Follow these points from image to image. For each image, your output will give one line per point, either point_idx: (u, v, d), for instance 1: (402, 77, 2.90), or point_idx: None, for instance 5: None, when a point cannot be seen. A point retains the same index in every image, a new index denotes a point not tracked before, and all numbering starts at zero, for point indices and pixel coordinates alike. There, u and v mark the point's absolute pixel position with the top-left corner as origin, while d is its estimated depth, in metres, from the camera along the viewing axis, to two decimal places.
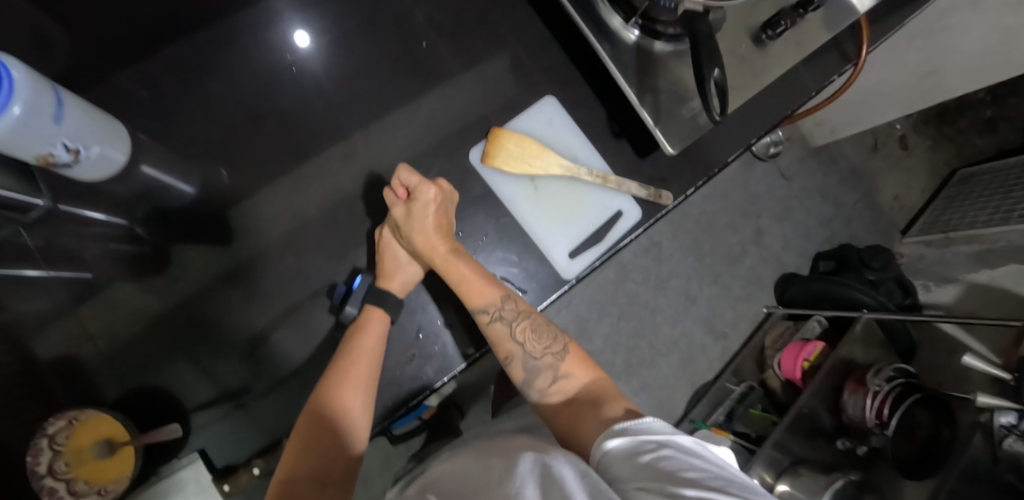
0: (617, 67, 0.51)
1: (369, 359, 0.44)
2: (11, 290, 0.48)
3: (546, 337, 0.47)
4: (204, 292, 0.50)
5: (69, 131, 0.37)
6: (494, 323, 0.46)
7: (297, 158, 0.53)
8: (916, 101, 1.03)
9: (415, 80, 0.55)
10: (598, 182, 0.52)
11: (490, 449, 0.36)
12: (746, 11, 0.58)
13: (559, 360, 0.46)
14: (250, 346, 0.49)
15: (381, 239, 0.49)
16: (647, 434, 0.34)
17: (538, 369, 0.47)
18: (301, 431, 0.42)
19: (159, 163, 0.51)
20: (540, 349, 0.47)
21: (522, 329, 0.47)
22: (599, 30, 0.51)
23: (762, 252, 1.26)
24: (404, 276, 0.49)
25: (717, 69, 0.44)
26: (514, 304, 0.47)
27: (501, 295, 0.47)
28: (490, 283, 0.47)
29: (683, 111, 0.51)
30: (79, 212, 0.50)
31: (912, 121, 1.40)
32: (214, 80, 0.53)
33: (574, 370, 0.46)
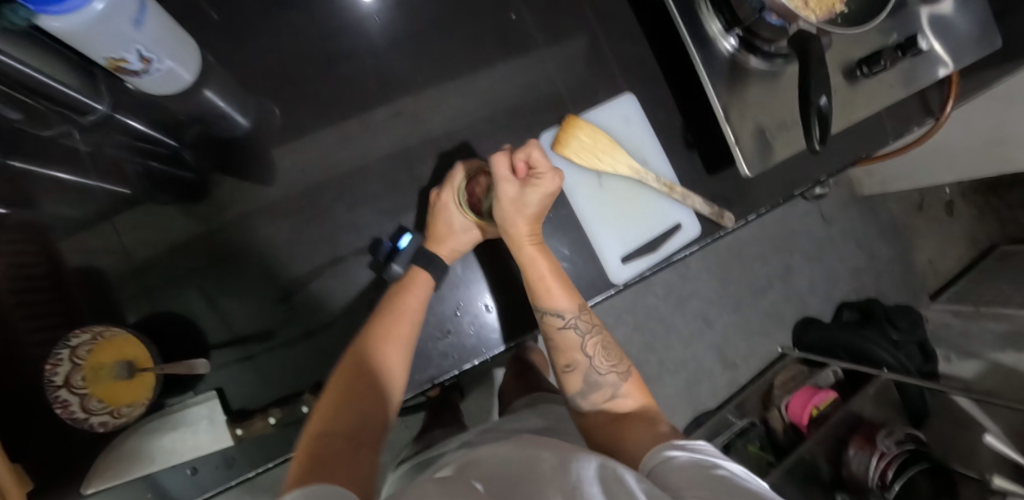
0: (707, 75, 0.48)
1: (411, 320, 0.44)
2: (53, 190, 0.46)
3: (610, 354, 0.49)
4: (244, 229, 0.48)
5: (146, 39, 0.35)
6: (565, 330, 0.47)
7: (360, 109, 0.51)
8: (974, 170, 1.01)
9: (495, 52, 0.53)
10: (663, 191, 0.50)
11: (531, 440, 0.36)
12: (848, 40, 0.54)
13: (620, 380, 0.48)
14: (283, 290, 0.48)
15: (438, 201, 0.47)
16: (699, 453, 0.36)
17: (597, 383, 0.48)
18: (340, 384, 0.41)
19: (222, 88, 0.50)
20: (604, 365, 0.49)
21: (590, 343, 0.48)
22: (693, 32, 0.48)
23: (787, 290, 1.24)
24: (453, 244, 0.47)
25: (824, 97, 0.43)
26: (586, 316, 0.48)
27: (577, 304, 0.47)
28: (569, 290, 0.46)
29: (769, 135, 0.49)
30: (132, 124, 0.48)
31: (963, 187, 1.37)
32: (290, 13, 0.51)
33: (631, 390, 0.48)
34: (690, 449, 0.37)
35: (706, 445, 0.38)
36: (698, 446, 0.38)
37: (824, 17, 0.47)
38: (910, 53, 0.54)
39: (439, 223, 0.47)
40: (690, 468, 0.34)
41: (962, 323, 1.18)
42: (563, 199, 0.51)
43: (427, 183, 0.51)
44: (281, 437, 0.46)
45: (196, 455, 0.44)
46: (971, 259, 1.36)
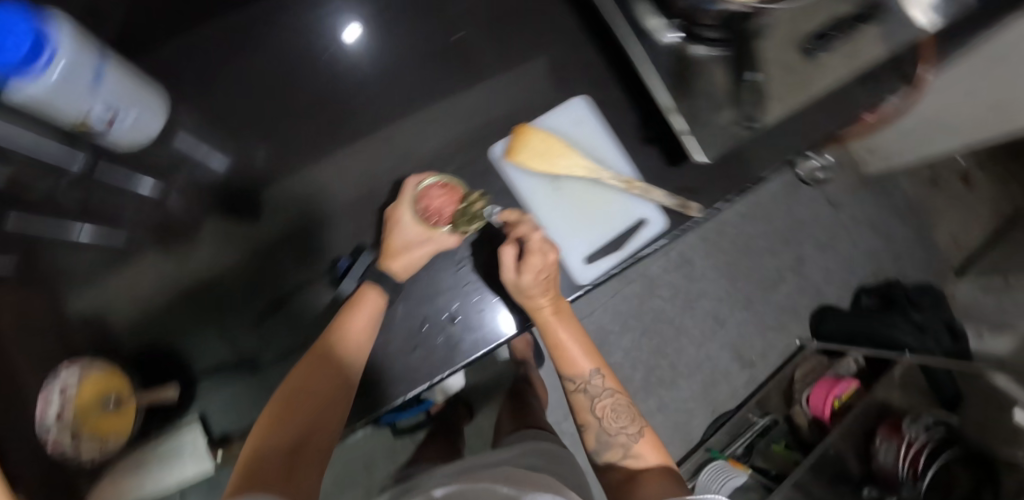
0: (650, 69, 0.49)
1: (356, 337, 0.45)
2: (49, 243, 0.50)
3: (624, 417, 0.56)
4: (222, 263, 0.51)
5: (107, 95, 0.39)
6: (580, 392, 0.57)
7: (323, 140, 0.54)
8: (976, 139, 0.98)
9: (447, 72, 0.55)
10: (623, 187, 0.51)
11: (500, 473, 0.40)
12: (797, 18, 0.54)
13: (632, 440, 0.54)
14: (258, 318, 0.50)
15: (392, 219, 0.49)
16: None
17: (609, 443, 0.55)
18: (281, 399, 0.44)
19: (194, 134, 0.53)
20: (615, 427, 0.55)
21: (603, 407, 0.56)
22: (631, 29, 0.49)
23: (801, 281, 1.19)
24: (408, 259, 0.47)
25: (757, 73, 0.48)
26: (602, 380, 0.57)
27: (592, 368, 0.57)
28: (587, 355, 0.57)
29: (722, 119, 0.48)
30: (116, 174, 0.52)
31: (978, 157, 1.31)
32: (251, 57, 0.55)
33: (645, 448, 0.54)
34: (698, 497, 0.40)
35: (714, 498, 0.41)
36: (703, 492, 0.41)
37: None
38: None
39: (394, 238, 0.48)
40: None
41: (994, 299, 1.11)
42: (523, 206, 0.51)
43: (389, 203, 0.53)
44: None
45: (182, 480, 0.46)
46: (996, 230, 1.29)
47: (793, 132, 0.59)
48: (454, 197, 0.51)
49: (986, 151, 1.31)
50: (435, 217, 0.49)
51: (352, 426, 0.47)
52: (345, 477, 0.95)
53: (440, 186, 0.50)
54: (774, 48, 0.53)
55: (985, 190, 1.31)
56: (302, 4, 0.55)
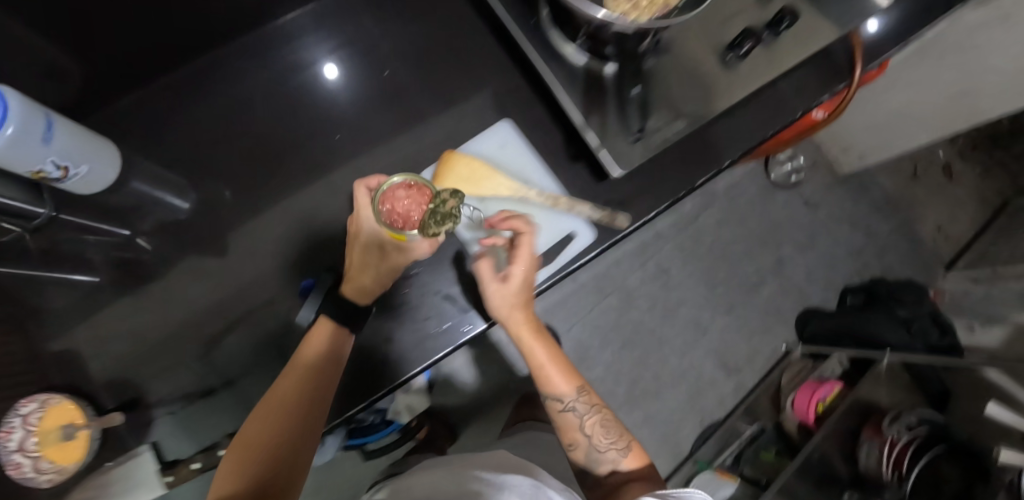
0: (561, 89, 0.52)
1: (321, 366, 0.46)
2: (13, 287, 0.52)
3: (612, 432, 0.54)
4: (176, 297, 0.55)
5: (58, 150, 0.43)
6: (567, 413, 0.54)
7: (269, 177, 0.58)
8: (948, 124, 1.01)
9: (382, 105, 0.59)
10: (549, 204, 0.53)
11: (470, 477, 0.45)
12: (707, 30, 0.56)
13: (620, 455, 0.53)
14: (205, 347, 0.52)
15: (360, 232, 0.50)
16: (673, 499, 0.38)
17: (599, 460, 0.54)
18: (246, 436, 0.44)
19: (151, 179, 0.57)
20: (605, 443, 0.54)
21: (591, 424, 0.54)
22: (547, 51, 0.52)
23: (782, 284, 1.19)
24: (375, 273, 0.49)
25: (638, 87, 0.52)
26: (586, 397, 0.55)
27: (575, 387, 0.55)
28: (567, 376, 0.55)
29: (632, 135, 0.52)
30: (76, 220, 0.55)
31: (957, 147, 1.30)
32: (202, 106, 0.60)
33: (629, 458, 0.54)
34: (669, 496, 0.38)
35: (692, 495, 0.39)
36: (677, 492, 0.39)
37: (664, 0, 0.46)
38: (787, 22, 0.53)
39: (362, 250, 0.49)
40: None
41: (983, 289, 1.09)
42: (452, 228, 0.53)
43: (332, 232, 0.56)
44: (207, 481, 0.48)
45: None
46: (986, 220, 1.27)
47: (730, 130, 0.59)
48: (424, 197, 0.50)
49: (966, 140, 1.30)
50: (401, 221, 0.49)
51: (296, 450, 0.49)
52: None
53: (405, 187, 0.50)
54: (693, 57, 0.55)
55: (970, 180, 1.29)
56: (250, 55, 0.61)
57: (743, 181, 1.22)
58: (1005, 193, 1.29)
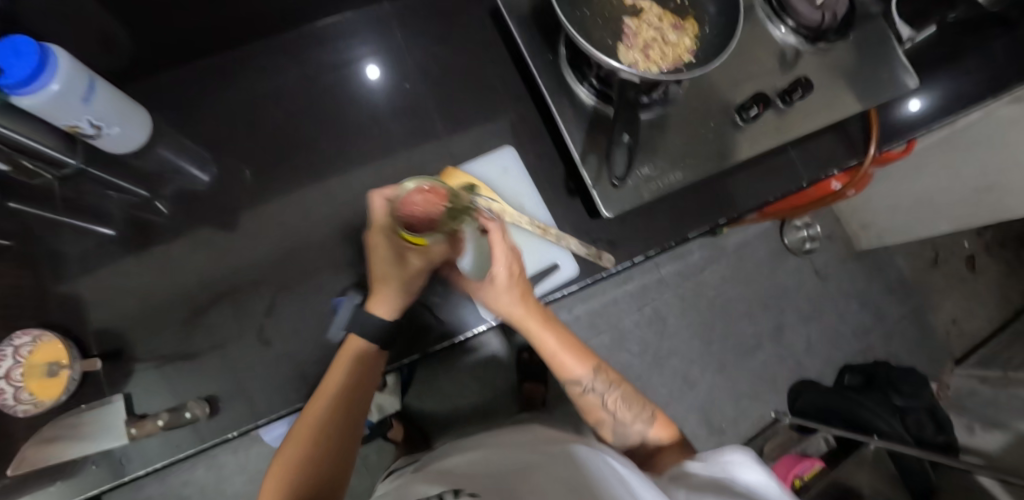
0: (562, 122, 0.52)
1: (341, 377, 0.47)
2: (28, 229, 0.56)
3: (631, 406, 0.53)
4: (173, 263, 0.57)
5: (94, 109, 0.47)
6: (586, 395, 0.53)
7: (281, 164, 0.61)
8: (969, 217, 1.01)
9: (398, 115, 0.62)
10: (538, 233, 0.54)
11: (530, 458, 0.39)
12: (719, 89, 0.58)
13: (643, 426, 0.52)
14: (191, 314, 0.55)
15: (371, 243, 0.49)
16: (715, 465, 0.41)
17: (625, 434, 0.53)
18: (287, 459, 0.44)
19: (175, 149, 0.61)
20: (629, 416, 0.53)
21: (613, 399, 0.53)
22: (556, 84, 0.53)
23: (779, 350, 1.17)
24: (395, 282, 0.48)
25: (628, 134, 0.47)
26: (600, 378, 0.53)
27: (588, 370, 0.53)
28: (578, 359, 0.53)
29: (629, 179, 0.52)
30: (103, 177, 0.60)
31: (983, 242, 1.28)
32: (233, 89, 0.63)
33: (651, 428, 0.52)
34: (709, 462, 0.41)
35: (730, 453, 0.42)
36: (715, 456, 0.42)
37: (670, 63, 0.48)
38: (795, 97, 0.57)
39: (383, 262, 0.48)
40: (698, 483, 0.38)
41: (990, 392, 1.05)
42: None
43: (330, 226, 0.59)
44: (164, 445, 0.50)
45: (84, 456, 0.48)
46: (1000, 319, 1.24)
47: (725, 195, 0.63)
48: (437, 197, 0.48)
49: (993, 236, 1.27)
50: (422, 224, 0.48)
51: (255, 427, 0.51)
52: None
53: (420, 191, 0.48)
54: (700, 117, 0.56)
55: (991, 276, 1.26)
56: (286, 51, 0.64)
57: (755, 241, 1.21)
58: None
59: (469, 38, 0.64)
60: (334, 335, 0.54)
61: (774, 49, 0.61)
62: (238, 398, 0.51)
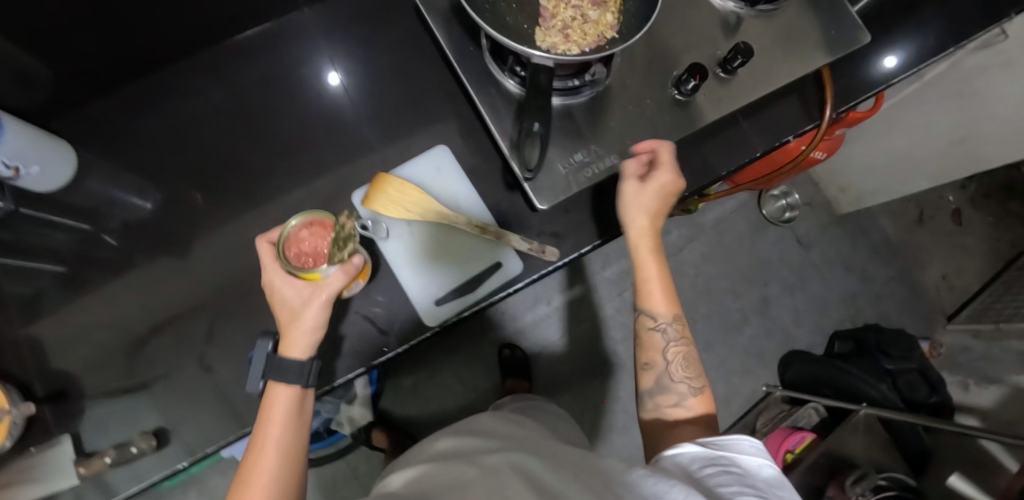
0: (490, 115, 0.50)
1: (278, 424, 0.43)
2: None
3: (690, 371, 0.48)
4: (108, 296, 0.55)
5: (6, 149, 0.46)
6: (653, 331, 0.49)
7: (206, 183, 0.58)
8: (950, 172, 0.99)
9: (326, 119, 0.59)
10: (478, 232, 0.53)
11: (499, 458, 0.35)
12: (653, 66, 0.56)
13: (692, 395, 0.46)
14: (130, 347, 0.53)
15: (269, 290, 0.46)
16: (718, 446, 0.34)
17: (666, 389, 0.47)
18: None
19: (97, 177, 0.58)
20: (680, 375, 0.47)
21: (675, 352, 0.48)
22: (479, 77, 0.51)
23: (766, 323, 1.16)
24: (302, 324, 0.44)
25: (537, 123, 0.43)
26: (677, 330, 0.49)
27: (670, 313, 0.49)
28: (666, 298, 0.50)
29: (560, 166, 0.51)
30: (30, 216, 0.57)
31: (969, 194, 1.25)
32: (152, 115, 0.59)
33: (696, 407, 0.46)
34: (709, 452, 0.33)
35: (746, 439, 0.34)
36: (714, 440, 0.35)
37: (594, 42, 0.46)
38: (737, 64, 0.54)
39: (280, 304, 0.46)
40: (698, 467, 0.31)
41: (982, 348, 1.04)
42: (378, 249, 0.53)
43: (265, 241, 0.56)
44: (117, 482, 0.49)
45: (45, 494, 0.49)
46: (994, 270, 1.21)
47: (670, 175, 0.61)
48: (326, 230, 0.49)
49: (979, 187, 1.25)
50: (312, 261, 0.47)
51: (205, 455, 0.50)
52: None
53: (307, 227, 0.48)
54: (636, 96, 0.54)
55: (980, 227, 1.24)
56: (205, 67, 0.61)
57: (733, 216, 1.20)
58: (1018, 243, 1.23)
59: (399, 35, 0.61)
60: (252, 388, 0.46)
61: (710, 21, 0.59)
62: (190, 426, 0.51)
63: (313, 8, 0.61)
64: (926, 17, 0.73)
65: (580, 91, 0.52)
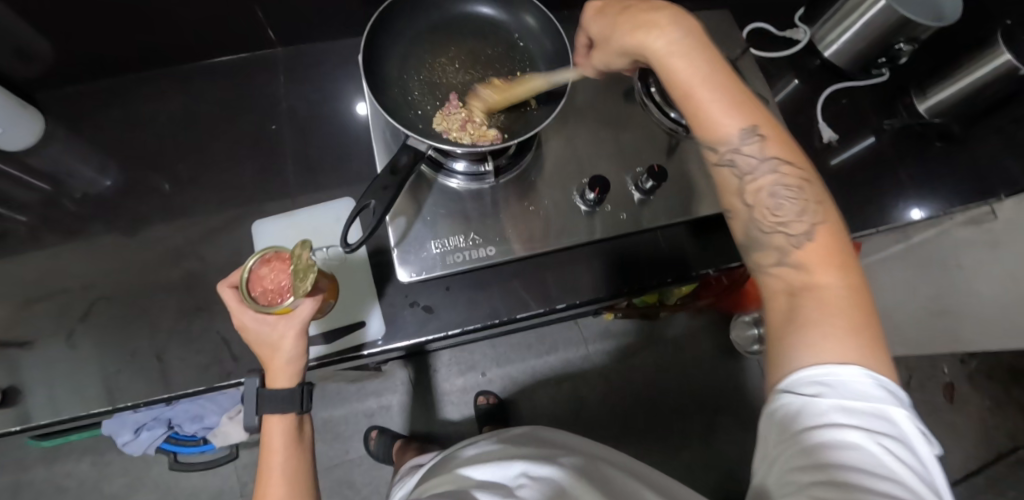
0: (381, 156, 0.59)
1: (273, 455, 0.45)
2: None
3: (789, 207, 0.36)
4: (18, 255, 0.59)
5: None
6: (721, 167, 0.38)
7: (144, 174, 0.63)
8: (937, 339, 0.94)
9: (260, 146, 0.63)
10: None
11: (550, 474, 0.43)
12: (563, 175, 0.58)
13: (795, 245, 0.34)
14: (16, 306, 0.56)
15: (238, 325, 0.45)
16: (825, 389, 0.28)
17: (763, 245, 0.36)
18: None
19: (57, 147, 0.64)
20: (773, 218, 0.36)
21: (756, 187, 0.37)
22: (390, 136, 0.59)
23: (707, 451, 1.10)
24: (280, 359, 0.45)
25: (374, 201, 0.45)
26: (761, 145, 0.36)
27: (743, 128, 0.36)
28: (734, 107, 0.37)
29: (433, 245, 0.53)
30: None
31: (967, 369, 1.15)
32: (120, 106, 0.65)
33: (819, 335, 0.30)
34: (832, 448, 0.27)
35: (858, 376, 0.28)
36: (829, 385, 0.28)
37: (490, 138, 0.52)
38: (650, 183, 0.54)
39: (256, 341, 0.45)
40: (810, 487, 0.26)
41: None
42: None
43: (170, 242, 0.59)
44: None
45: None
46: (981, 460, 1.09)
47: (580, 274, 0.56)
48: (284, 263, 0.46)
49: (976, 366, 1.15)
50: (278, 297, 0.45)
51: (35, 426, 0.52)
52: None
53: (266, 263, 0.46)
54: (533, 196, 0.56)
55: (974, 408, 1.13)
56: (176, 78, 0.66)
57: (695, 332, 1.17)
58: (1015, 435, 1.11)
59: (353, 91, 0.66)
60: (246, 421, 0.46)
61: (644, 141, 0.60)
62: (35, 395, 0.52)
63: (285, 49, 0.67)
64: (900, 181, 0.70)
65: (485, 178, 0.55)
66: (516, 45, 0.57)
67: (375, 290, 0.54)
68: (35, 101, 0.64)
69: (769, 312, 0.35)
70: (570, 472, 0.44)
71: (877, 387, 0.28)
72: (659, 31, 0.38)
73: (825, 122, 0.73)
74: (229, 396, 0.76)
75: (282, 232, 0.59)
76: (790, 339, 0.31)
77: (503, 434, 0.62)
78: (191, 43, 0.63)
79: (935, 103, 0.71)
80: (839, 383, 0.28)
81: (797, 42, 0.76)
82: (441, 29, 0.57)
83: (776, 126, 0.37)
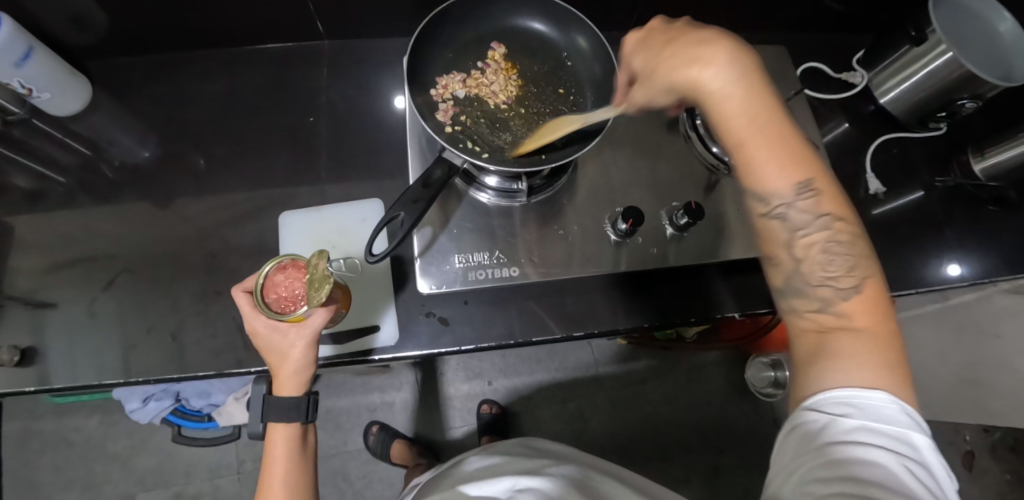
0: (416, 163, 0.59)
1: (273, 462, 0.46)
2: None
3: (837, 263, 0.33)
4: (51, 218, 0.60)
5: (27, 73, 0.54)
6: (771, 219, 0.34)
7: (180, 152, 0.63)
8: (956, 413, 0.88)
9: (296, 137, 0.64)
10: None
11: (540, 485, 0.42)
12: (595, 202, 0.56)
13: (840, 296, 0.31)
14: (44, 269, 0.57)
15: (249, 329, 0.45)
16: (849, 405, 0.28)
17: (801, 293, 0.33)
18: None
19: (102, 116, 0.65)
20: (819, 269, 0.33)
21: (804, 238, 0.33)
22: (425, 142, 0.60)
23: (706, 489, 1.08)
24: (291, 368, 0.45)
25: (402, 214, 0.44)
26: (817, 201, 0.33)
27: (796, 181, 0.33)
28: (793, 157, 0.33)
29: (456, 260, 0.52)
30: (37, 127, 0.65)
31: (991, 441, 1.10)
32: (166, 82, 0.66)
33: (854, 369, 0.29)
34: (856, 463, 0.26)
35: (884, 398, 0.28)
36: (860, 412, 0.27)
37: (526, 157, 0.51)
38: (684, 219, 0.53)
39: (267, 348, 0.46)
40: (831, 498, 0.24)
41: None
42: None
43: (196, 222, 0.60)
44: None
45: None
46: None
47: (600, 303, 0.55)
48: (300, 272, 0.47)
49: (1000, 438, 1.10)
50: (291, 306, 0.46)
51: (50, 388, 0.53)
52: (178, 474, 1.00)
53: (281, 270, 0.47)
54: (561, 220, 0.55)
55: (991, 481, 1.08)
56: (223, 60, 0.67)
57: (707, 367, 1.15)
58: None
59: (394, 91, 0.66)
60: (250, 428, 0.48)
61: (681, 175, 0.59)
62: (53, 359, 0.53)
63: (332, 42, 0.67)
64: (945, 242, 0.67)
65: (517, 197, 0.54)
66: (564, 64, 0.56)
67: (394, 298, 0.53)
68: (87, 69, 0.65)
69: (801, 356, 0.32)
70: (562, 486, 0.42)
71: (902, 415, 0.27)
72: (713, 68, 0.33)
73: (873, 173, 0.70)
74: (237, 377, 0.77)
75: (308, 226, 0.59)
76: (822, 374, 0.30)
77: (500, 445, 0.61)
78: (240, 27, 0.64)
79: (993, 164, 0.66)
80: (866, 406, 0.27)
81: (853, 87, 0.73)
82: (489, 41, 0.56)
83: (830, 180, 0.33)
